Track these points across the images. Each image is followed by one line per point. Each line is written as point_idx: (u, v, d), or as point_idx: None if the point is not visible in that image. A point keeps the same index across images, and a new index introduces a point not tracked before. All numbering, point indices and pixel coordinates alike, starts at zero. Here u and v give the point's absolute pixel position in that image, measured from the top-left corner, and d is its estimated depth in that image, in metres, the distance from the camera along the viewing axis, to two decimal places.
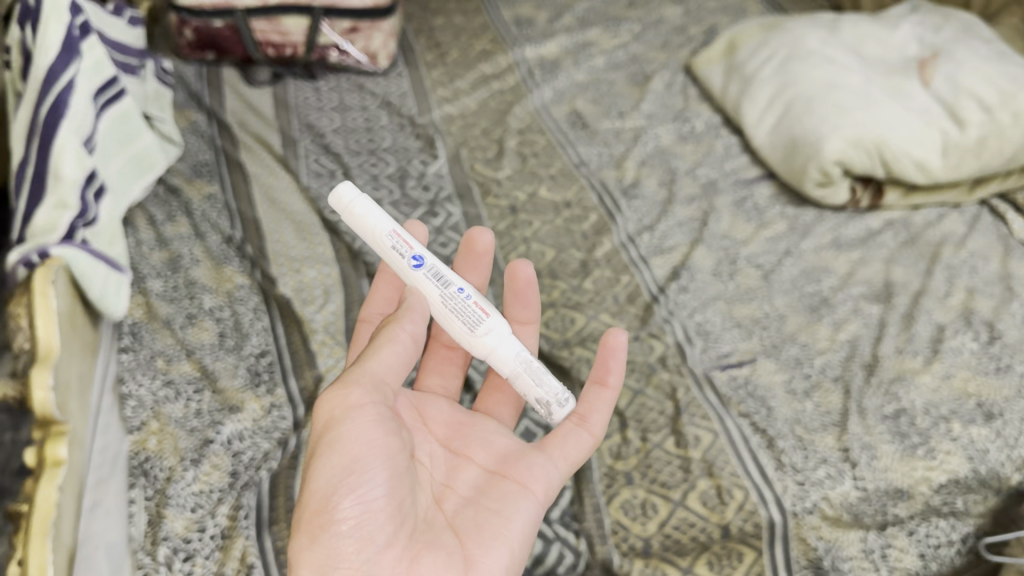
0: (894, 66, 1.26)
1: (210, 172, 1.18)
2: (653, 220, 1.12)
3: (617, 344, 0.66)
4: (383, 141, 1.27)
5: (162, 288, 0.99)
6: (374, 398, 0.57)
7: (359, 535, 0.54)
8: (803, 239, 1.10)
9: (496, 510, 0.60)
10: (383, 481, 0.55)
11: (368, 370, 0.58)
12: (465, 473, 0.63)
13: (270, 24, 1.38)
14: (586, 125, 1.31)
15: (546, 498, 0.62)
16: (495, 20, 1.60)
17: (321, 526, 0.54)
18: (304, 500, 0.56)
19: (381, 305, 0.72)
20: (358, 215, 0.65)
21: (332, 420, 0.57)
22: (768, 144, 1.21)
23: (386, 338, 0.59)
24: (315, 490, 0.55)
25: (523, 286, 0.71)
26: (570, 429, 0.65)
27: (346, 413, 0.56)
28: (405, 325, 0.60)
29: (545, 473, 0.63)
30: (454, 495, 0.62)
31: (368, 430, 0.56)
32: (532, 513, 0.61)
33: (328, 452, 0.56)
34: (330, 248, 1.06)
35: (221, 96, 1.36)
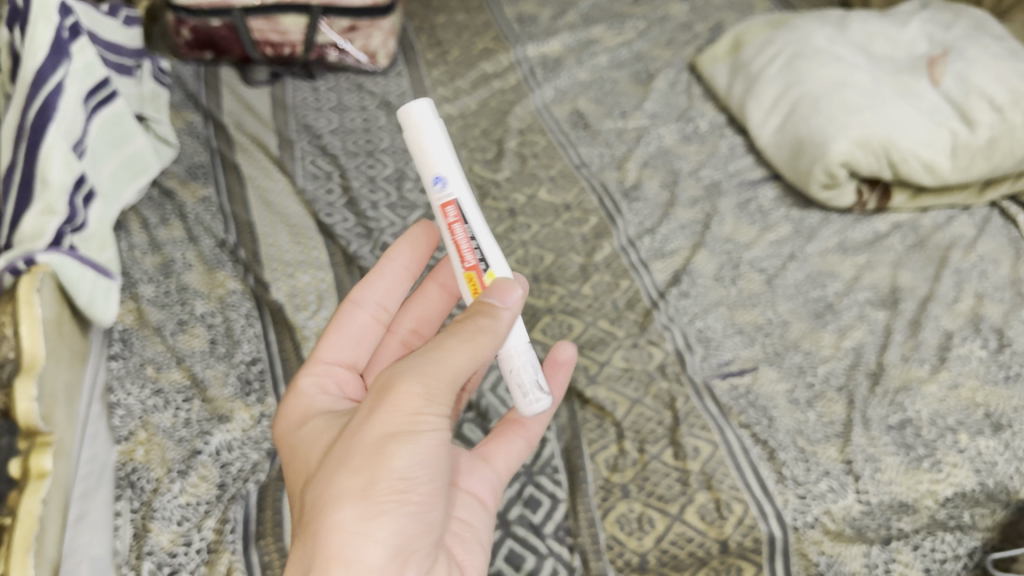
0: (903, 64, 1.23)
1: (205, 174, 1.17)
2: (654, 223, 1.10)
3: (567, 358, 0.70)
4: (381, 142, 1.26)
5: (154, 293, 0.98)
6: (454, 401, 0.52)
7: (415, 525, 0.49)
8: (808, 242, 1.07)
9: (464, 520, 0.59)
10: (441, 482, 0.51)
11: (464, 358, 0.51)
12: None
13: (268, 23, 1.36)
14: (588, 126, 1.29)
15: (496, 513, 0.62)
16: (498, 17, 1.57)
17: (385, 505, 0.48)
18: (365, 474, 0.48)
19: (372, 291, 0.70)
20: (435, 128, 0.58)
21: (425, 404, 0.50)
22: (773, 144, 1.19)
23: (490, 335, 0.53)
24: (392, 469, 0.48)
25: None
26: (511, 439, 0.67)
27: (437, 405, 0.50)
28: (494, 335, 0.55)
29: (492, 486, 0.64)
30: None
31: (445, 425, 0.51)
32: (485, 521, 0.61)
33: (416, 438, 0.49)
34: (325, 253, 1.05)
35: (218, 96, 1.34)
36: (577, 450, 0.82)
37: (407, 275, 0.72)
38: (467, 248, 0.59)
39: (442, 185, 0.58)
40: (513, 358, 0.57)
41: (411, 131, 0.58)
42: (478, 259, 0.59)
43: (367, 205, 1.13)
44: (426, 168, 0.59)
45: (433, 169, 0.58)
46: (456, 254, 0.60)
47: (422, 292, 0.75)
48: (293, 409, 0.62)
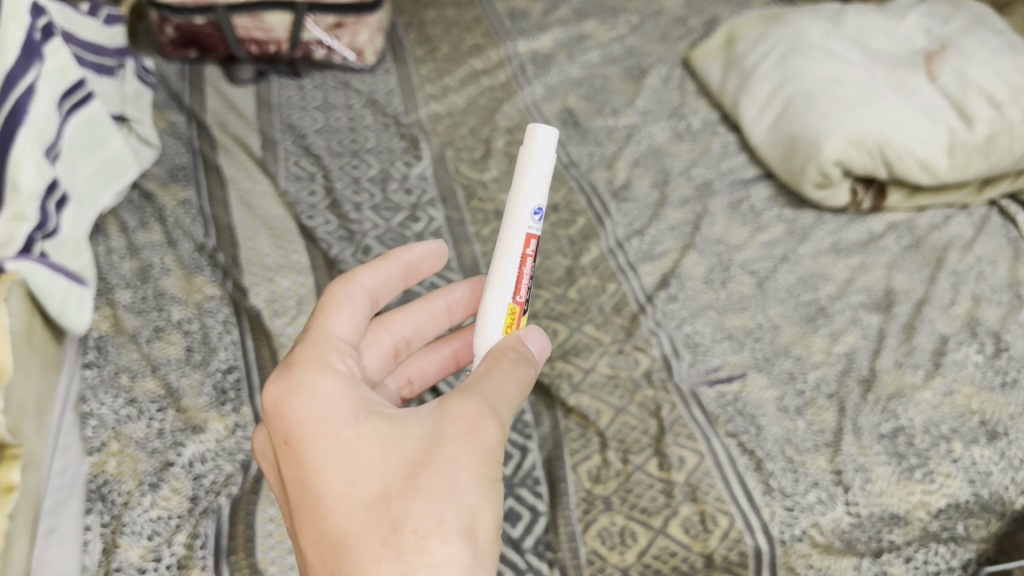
0: (900, 59, 1.20)
1: (186, 176, 1.15)
2: (643, 225, 1.08)
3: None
4: (366, 142, 1.23)
5: (131, 299, 0.96)
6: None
7: None
8: (801, 244, 1.05)
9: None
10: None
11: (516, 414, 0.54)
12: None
13: (253, 20, 1.34)
14: (577, 124, 1.26)
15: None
16: (489, 13, 1.54)
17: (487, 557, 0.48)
18: (474, 518, 0.47)
19: (371, 276, 0.61)
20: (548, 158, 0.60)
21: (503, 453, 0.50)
22: (766, 143, 1.16)
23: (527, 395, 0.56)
24: (491, 520, 0.48)
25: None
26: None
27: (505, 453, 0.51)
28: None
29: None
30: None
31: None
32: None
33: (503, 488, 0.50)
34: (306, 257, 1.03)
35: (202, 96, 1.32)
36: (559, 460, 0.80)
37: (405, 275, 0.65)
38: (524, 284, 0.61)
39: (537, 216, 0.60)
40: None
41: (543, 154, 0.58)
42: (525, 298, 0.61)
43: (350, 207, 1.10)
44: (524, 193, 0.59)
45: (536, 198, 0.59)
46: (511, 285, 0.60)
47: (427, 301, 0.70)
48: (322, 387, 0.52)
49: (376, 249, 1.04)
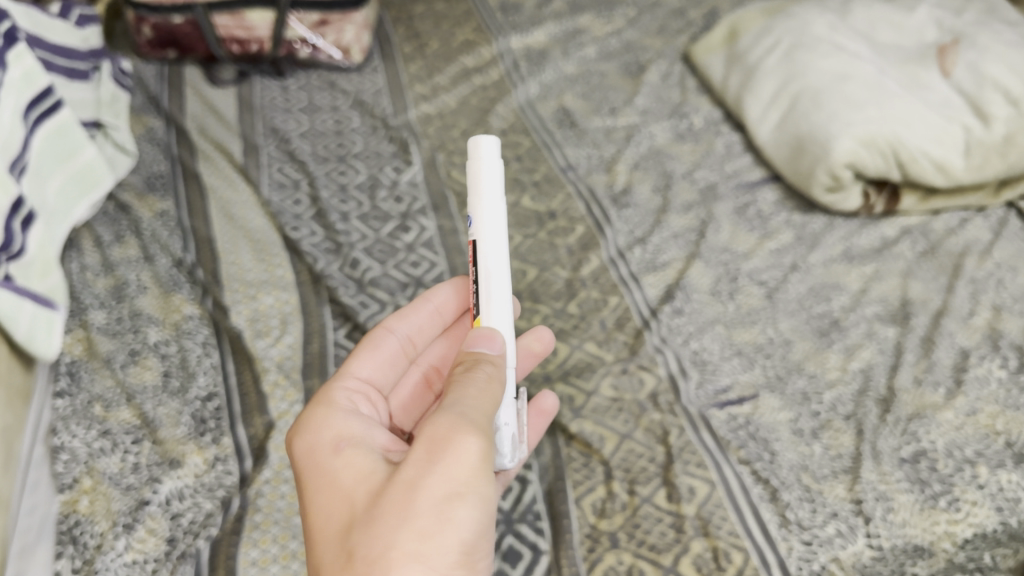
0: (909, 53, 1.14)
1: (164, 185, 1.10)
2: (645, 233, 1.02)
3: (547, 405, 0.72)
4: (353, 146, 1.18)
5: (105, 321, 0.91)
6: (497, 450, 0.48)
7: None
8: (811, 251, 0.99)
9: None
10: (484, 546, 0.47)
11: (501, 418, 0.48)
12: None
13: (233, 18, 1.28)
14: (574, 124, 1.21)
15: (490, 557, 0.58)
16: (480, 6, 1.48)
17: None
18: (431, 543, 0.42)
19: (405, 324, 0.64)
20: (491, 167, 0.58)
21: (480, 466, 0.45)
22: (772, 143, 1.11)
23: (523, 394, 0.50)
24: (456, 543, 0.43)
25: (535, 353, 0.72)
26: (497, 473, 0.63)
27: (490, 464, 0.46)
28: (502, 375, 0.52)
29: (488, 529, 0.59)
30: None
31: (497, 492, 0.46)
32: None
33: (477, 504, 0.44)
34: (291, 271, 0.98)
35: (182, 99, 1.26)
36: (561, 493, 0.75)
37: (441, 320, 0.67)
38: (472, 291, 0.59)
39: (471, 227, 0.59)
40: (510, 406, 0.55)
41: (470, 164, 0.59)
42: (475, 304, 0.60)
43: (337, 217, 1.05)
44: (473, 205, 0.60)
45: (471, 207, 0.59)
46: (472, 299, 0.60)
47: (452, 331, 0.68)
48: (318, 424, 0.52)
49: (364, 262, 0.99)
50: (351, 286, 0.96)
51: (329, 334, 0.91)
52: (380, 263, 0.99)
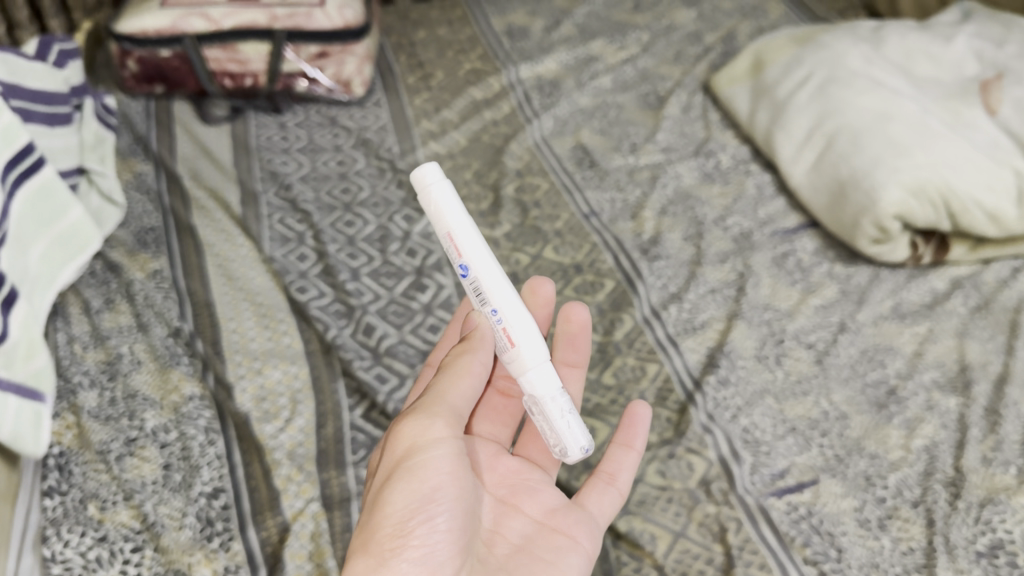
0: (951, 87, 1.07)
1: (156, 241, 1.02)
2: (679, 288, 0.96)
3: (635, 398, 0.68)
4: (359, 192, 1.10)
5: (97, 404, 0.83)
6: (455, 429, 0.56)
7: (426, 565, 0.52)
8: (858, 308, 0.93)
9: (548, 562, 0.58)
10: (457, 513, 0.54)
11: (447, 401, 0.57)
12: (520, 520, 0.61)
13: (225, 51, 1.21)
14: (594, 164, 1.13)
15: (592, 556, 0.61)
16: (485, 31, 1.41)
17: (393, 550, 0.51)
18: (373, 522, 0.53)
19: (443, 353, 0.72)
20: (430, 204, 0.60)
21: (414, 447, 0.54)
22: (808, 187, 1.04)
23: (463, 368, 0.58)
24: (391, 514, 0.52)
25: (576, 331, 0.68)
26: (603, 488, 0.66)
27: (430, 442, 0.54)
28: (480, 356, 0.58)
29: (591, 530, 0.62)
30: (504, 542, 0.60)
31: (448, 462, 0.54)
32: (580, 565, 0.59)
33: (410, 474, 0.53)
34: (299, 340, 0.90)
35: (171, 139, 1.18)
36: None
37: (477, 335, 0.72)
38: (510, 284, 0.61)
39: None
40: (552, 409, 0.57)
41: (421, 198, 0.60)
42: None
43: (345, 274, 0.97)
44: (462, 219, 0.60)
45: None
46: None
47: None
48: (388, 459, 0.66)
49: (378, 327, 0.91)
50: (365, 357, 0.88)
51: (344, 413, 0.83)
52: (396, 329, 0.91)
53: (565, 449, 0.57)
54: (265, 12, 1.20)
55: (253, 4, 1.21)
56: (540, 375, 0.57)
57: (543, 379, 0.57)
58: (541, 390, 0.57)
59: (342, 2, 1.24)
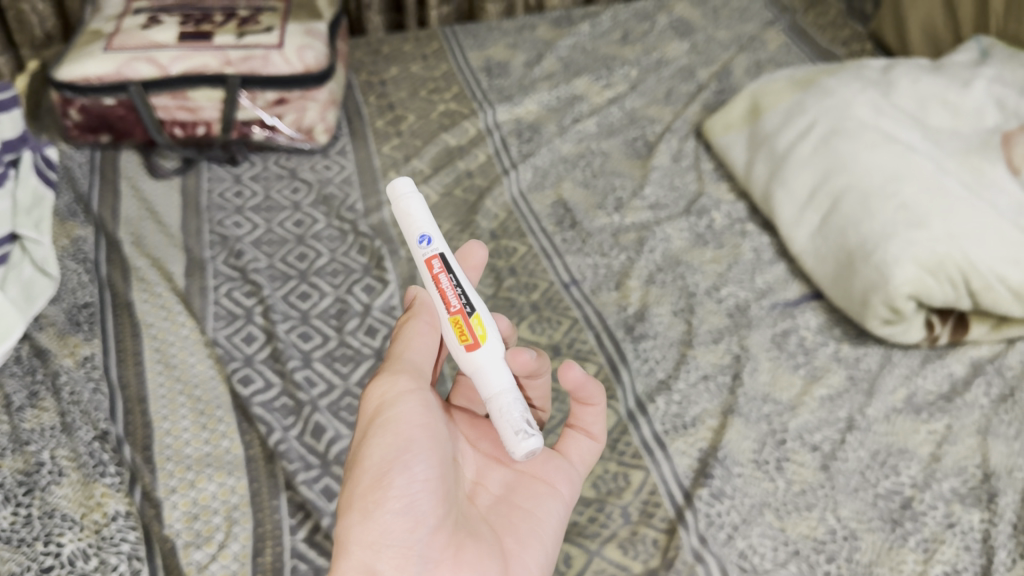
0: (970, 142, 0.96)
1: (91, 320, 0.91)
2: (668, 374, 0.86)
3: (579, 379, 0.63)
4: (317, 258, 1.00)
5: (7, 525, 0.72)
6: (421, 384, 0.58)
7: (412, 517, 0.53)
8: (869, 399, 0.83)
9: (528, 511, 0.62)
10: (435, 461, 0.55)
11: (405, 357, 0.59)
12: (500, 472, 0.64)
13: (175, 99, 1.11)
14: (576, 224, 1.03)
15: (571, 501, 0.65)
16: (461, 68, 1.31)
17: (376, 502, 0.53)
18: (354, 478, 0.55)
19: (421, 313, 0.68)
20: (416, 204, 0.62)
21: (383, 403, 0.56)
22: (812, 253, 0.94)
23: (409, 330, 0.60)
24: (369, 467, 0.54)
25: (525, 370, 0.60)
26: (579, 438, 0.68)
27: (398, 396, 0.56)
28: (425, 318, 0.60)
29: (570, 476, 0.65)
30: (486, 493, 0.63)
31: (418, 412, 0.56)
32: (560, 512, 0.63)
33: (382, 429, 0.55)
34: (239, 444, 0.80)
35: (114, 198, 1.08)
36: None
37: None
38: (452, 294, 0.58)
39: (425, 241, 0.60)
40: (492, 403, 0.56)
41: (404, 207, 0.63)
42: (463, 303, 0.58)
43: (295, 359, 0.87)
44: (409, 228, 0.61)
45: (417, 226, 0.60)
46: (441, 302, 0.59)
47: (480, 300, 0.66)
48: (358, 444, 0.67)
49: (328, 428, 0.81)
50: (312, 466, 0.78)
51: (285, 537, 0.73)
52: (349, 428, 0.81)
53: (504, 442, 0.55)
54: (218, 57, 1.10)
55: (205, 47, 1.11)
56: (486, 374, 0.57)
57: (484, 374, 0.56)
58: (486, 383, 0.57)
59: (304, 44, 1.14)
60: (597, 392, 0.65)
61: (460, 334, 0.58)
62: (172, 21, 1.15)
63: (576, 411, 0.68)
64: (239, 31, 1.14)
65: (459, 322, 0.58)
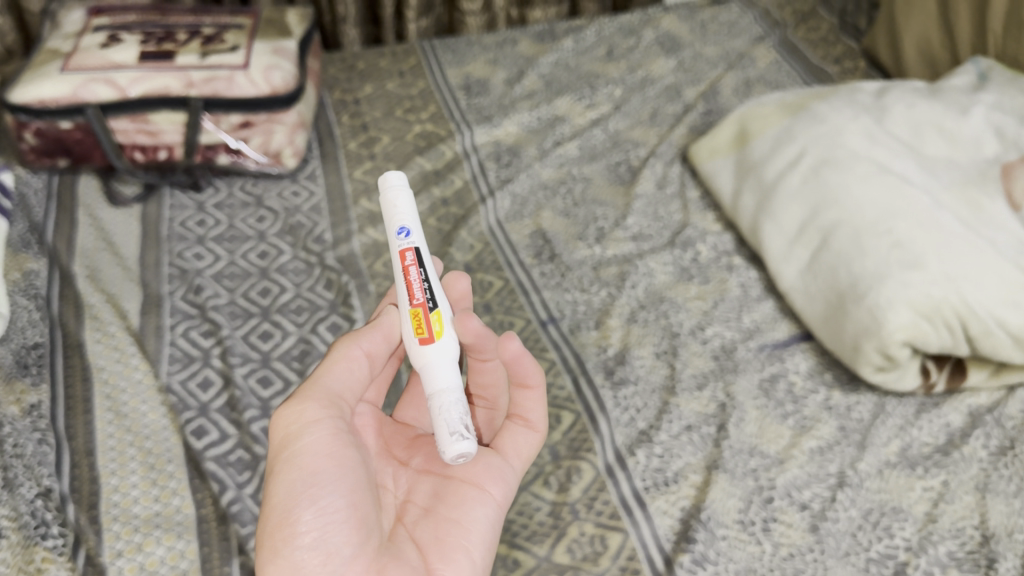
0: (969, 174, 0.91)
1: (38, 361, 0.85)
2: (650, 423, 0.81)
3: (516, 354, 0.61)
4: (281, 294, 0.95)
5: None
6: (332, 411, 0.59)
7: (323, 551, 0.55)
8: (861, 453, 0.78)
9: (454, 520, 0.61)
10: (344, 491, 0.57)
11: (320, 384, 0.60)
12: (429, 481, 0.64)
13: (134, 122, 1.06)
14: (555, 256, 0.99)
15: (505, 503, 0.63)
16: (439, 85, 1.26)
17: (284, 539, 0.55)
18: (266, 515, 0.57)
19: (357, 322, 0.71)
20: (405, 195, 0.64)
21: (289, 436, 0.58)
22: (802, 291, 0.89)
23: (338, 354, 0.61)
24: (276, 505, 0.56)
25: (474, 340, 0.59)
26: (517, 430, 0.66)
27: (304, 428, 0.58)
28: (359, 343, 0.61)
29: (503, 476, 0.63)
30: (415, 507, 0.63)
31: (324, 444, 0.58)
32: (489, 517, 0.62)
33: (288, 465, 0.57)
34: (191, 503, 0.75)
35: (70, 226, 1.02)
36: None
37: None
38: (418, 287, 0.59)
39: (404, 234, 0.61)
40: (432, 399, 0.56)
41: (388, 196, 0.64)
42: (427, 297, 0.59)
43: (252, 409, 0.82)
44: (391, 217, 0.62)
45: (398, 218, 0.61)
46: (406, 292, 0.60)
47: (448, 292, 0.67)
48: None
49: None
50: None
51: None
52: None
53: (437, 441, 0.55)
54: (180, 78, 1.05)
55: (166, 67, 1.06)
56: (431, 371, 0.57)
57: (429, 371, 0.57)
58: (430, 379, 0.57)
59: (271, 64, 1.09)
60: (532, 370, 0.63)
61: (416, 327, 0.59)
62: (132, 40, 1.10)
63: (513, 399, 0.66)
64: (202, 51, 1.09)
65: (418, 315, 0.59)
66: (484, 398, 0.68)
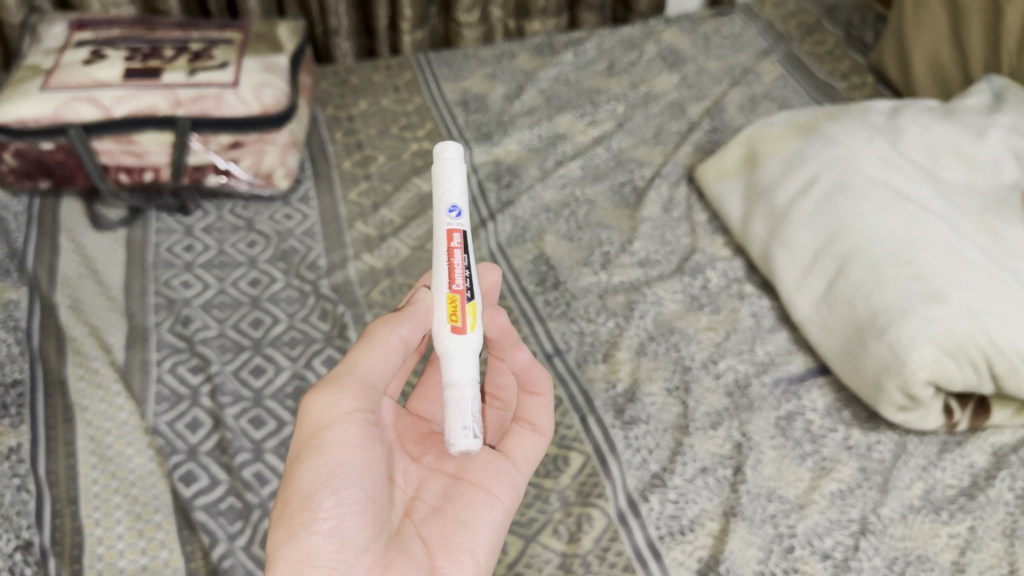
0: (988, 202, 0.88)
1: (17, 401, 0.81)
2: (663, 465, 0.77)
3: (525, 364, 0.59)
4: (274, 325, 0.91)
5: None
6: (364, 403, 0.57)
7: (338, 539, 0.54)
8: (884, 497, 0.75)
9: (462, 521, 0.59)
10: (366, 484, 0.55)
11: (356, 373, 0.57)
12: (440, 480, 0.62)
13: (119, 142, 1.01)
14: (559, 284, 0.95)
15: (512, 508, 0.61)
16: (435, 101, 1.22)
17: (302, 524, 0.54)
18: (285, 496, 0.55)
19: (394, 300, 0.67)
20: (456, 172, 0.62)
21: (321, 424, 0.55)
22: (817, 321, 0.86)
23: (378, 339, 0.58)
24: (299, 488, 0.54)
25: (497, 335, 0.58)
26: (524, 433, 0.64)
27: (337, 417, 0.55)
28: (399, 329, 0.58)
29: (512, 481, 0.62)
30: (424, 505, 0.61)
31: (354, 436, 0.56)
32: (497, 522, 0.60)
33: (315, 450, 0.55)
34: (180, 556, 0.71)
35: (50, 253, 0.98)
36: None
37: None
38: (460, 273, 0.57)
39: (455, 213, 0.59)
40: (453, 390, 0.54)
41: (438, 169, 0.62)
42: (467, 286, 0.57)
43: (244, 452, 0.78)
44: (442, 194, 0.60)
45: (451, 196, 0.59)
46: (446, 276, 0.57)
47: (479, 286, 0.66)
48: None
49: None
50: None
51: None
52: None
53: (449, 432, 0.53)
54: (167, 97, 1.01)
55: (153, 85, 1.01)
56: (457, 360, 0.54)
57: (457, 360, 0.54)
58: (456, 369, 0.54)
59: (262, 82, 1.04)
60: (541, 379, 0.61)
61: (453, 310, 0.56)
62: (117, 56, 1.05)
63: (522, 403, 0.64)
64: (190, 68, 1.05)
65: (455, 302, 0.56)
66: (497, 398, 0.68)
